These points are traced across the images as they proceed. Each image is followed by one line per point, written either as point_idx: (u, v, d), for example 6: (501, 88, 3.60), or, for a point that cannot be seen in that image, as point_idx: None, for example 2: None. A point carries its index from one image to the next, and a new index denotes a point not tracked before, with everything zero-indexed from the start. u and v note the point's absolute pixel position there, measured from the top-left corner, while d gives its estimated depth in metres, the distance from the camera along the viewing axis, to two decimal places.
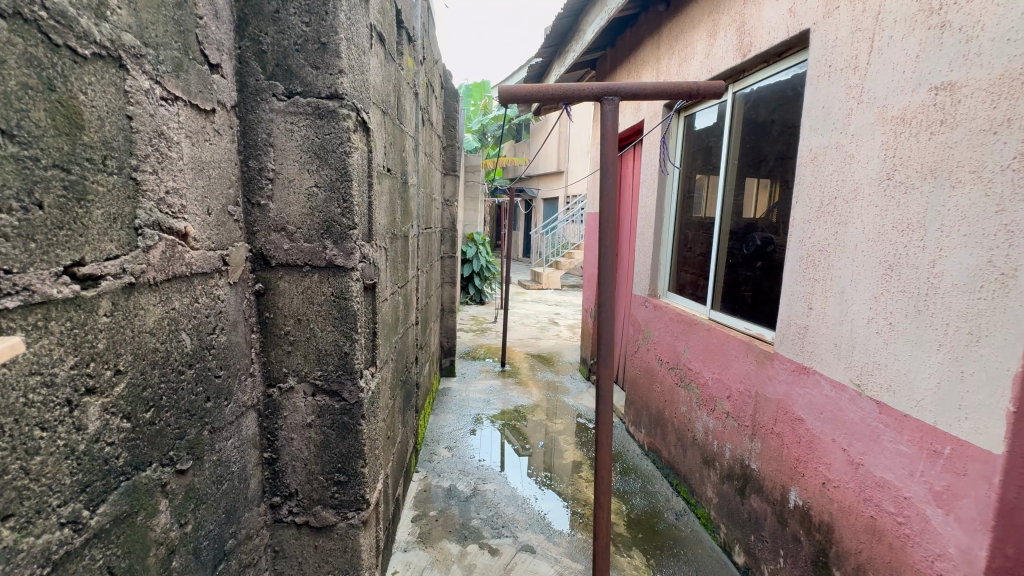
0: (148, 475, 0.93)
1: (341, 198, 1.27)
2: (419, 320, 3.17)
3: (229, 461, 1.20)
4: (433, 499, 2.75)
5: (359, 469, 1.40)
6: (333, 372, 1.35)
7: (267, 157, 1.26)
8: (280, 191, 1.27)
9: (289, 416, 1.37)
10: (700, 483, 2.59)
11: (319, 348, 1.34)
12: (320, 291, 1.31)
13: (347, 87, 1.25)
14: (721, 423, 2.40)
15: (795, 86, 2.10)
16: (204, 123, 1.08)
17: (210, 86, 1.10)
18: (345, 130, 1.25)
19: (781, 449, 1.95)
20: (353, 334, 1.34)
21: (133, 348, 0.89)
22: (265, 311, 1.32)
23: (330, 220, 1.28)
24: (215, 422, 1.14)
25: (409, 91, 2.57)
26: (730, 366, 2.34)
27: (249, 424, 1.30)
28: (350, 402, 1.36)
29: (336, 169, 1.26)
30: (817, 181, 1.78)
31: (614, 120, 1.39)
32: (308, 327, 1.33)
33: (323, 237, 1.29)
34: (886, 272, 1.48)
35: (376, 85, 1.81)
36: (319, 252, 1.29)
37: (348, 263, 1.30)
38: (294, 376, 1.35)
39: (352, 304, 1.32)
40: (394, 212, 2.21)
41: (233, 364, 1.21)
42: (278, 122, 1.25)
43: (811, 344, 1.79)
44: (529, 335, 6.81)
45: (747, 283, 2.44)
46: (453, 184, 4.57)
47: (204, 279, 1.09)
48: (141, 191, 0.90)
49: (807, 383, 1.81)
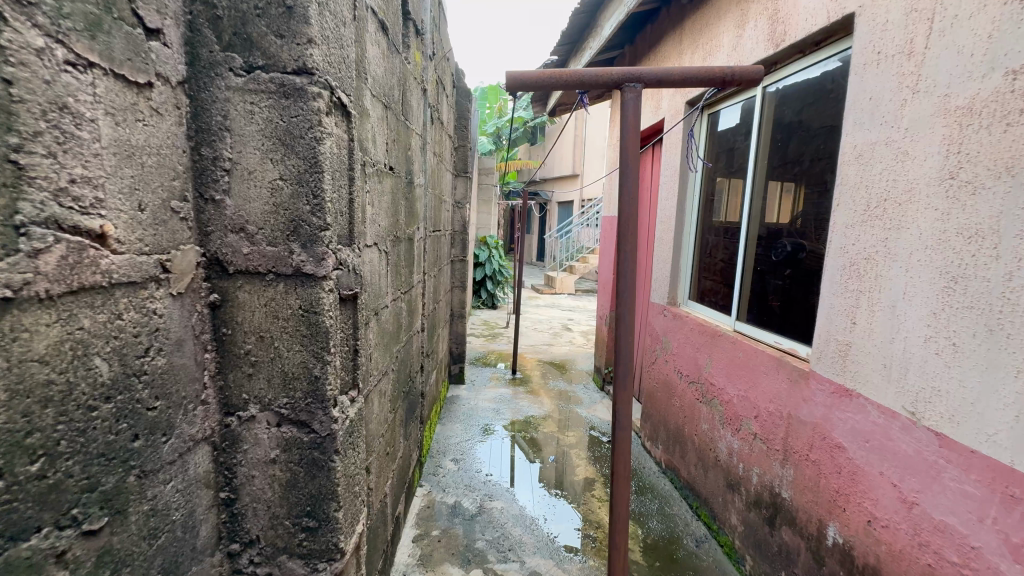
0: (32, 545, 0.66)
1: (308, 192, 1.01)
2: (426, 328, 3.03)
3: (169, 508, 0.91)
4: (436, 517, 2.60)
5: (332, 513, 1.11)
6: (301, 400, 1.07)
7: (222, 145, 0.99)
8: (237, 184, 1.00)
9: (249, 452, 1.08)
10: (724, 508, 2.39)
11: (284, 371, 1.07)
12: (286, 303, 1.05)
13: (319, 59, 1.00)
14: (747, 445, 2.21)
15: (835, 77, 1.91)
16: (134, 99, 0.82)
17: (145, 54, 0.83)
18: (315, 111, 1.00)
19: (817, 479, 1.76)
20: (326, 355, 1.06)
21: (4, 380, 0.62)
22: (221, 327, 1.04)
23: (298, 218, 1.02)
24: (147, 465, 0.85)
25: (417, 86, 2.44)
26: (759, 384, 2.14)
27: (200, 461, 1.01)
28: (321, 435, 1.08)
29: (303, 158, 1.00)
30: (862, 182, 1.59)
31: (636, 110, 1.23)
32: (272, 346, 1.06)
33: (289, 239, 1.02)
34: (947, 285, 1.29)
35: (376, 75, 1.68)
36: (284, 257, 1.02)
37: (318, 270, 1.03)
38: (256, 404, 1.07)
39: (325, 320, 1.05)
40: (396, 213, 2.09)
41: (175, 392, 0.92)
42: (235, 97, 0.98)
43: (855, 364, 1.60)
44: (541, 341, 6.65)
45: (776, 292, 2.25)
46: (464, 186, 4.45)
47: (132, 289, 0.81)
48: (25, 178, 0.64)
49: (850, 408, 1.62)
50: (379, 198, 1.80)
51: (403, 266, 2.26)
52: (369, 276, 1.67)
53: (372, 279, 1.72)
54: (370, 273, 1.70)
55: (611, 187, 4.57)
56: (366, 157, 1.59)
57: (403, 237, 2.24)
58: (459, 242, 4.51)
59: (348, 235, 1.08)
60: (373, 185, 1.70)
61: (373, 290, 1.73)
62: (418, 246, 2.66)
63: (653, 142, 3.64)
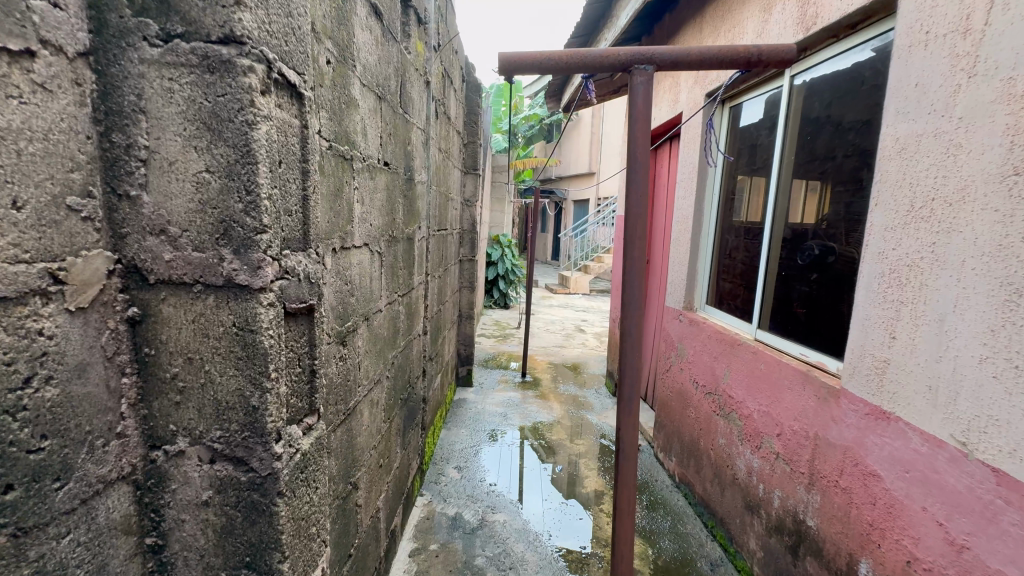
0: None
1: (240, 188, 0.73)
2: (429, 330, 2.92)
3: (65, 568, 0.66)
4: (435, 530, 2.49)
5: (277, 566, 0.82)
6: (236, 435, 0.79)
7: (137, 129, 0.72)
8: (156, 176, 0.73)
9: (178, 493, 0.80)
10: (742, 531, 2.22)
11: (217, 400, 0.78)
12: (217, 320, 0.76)
13: (251, 25, 0.72)
14: (768, 465, 2.04)
15: (873, 63, 1.72)
16: (7, 69, 0.57)
17: (21, 11, 0.58)
18: (244, 90, 0.72)
19: (848, 509, 1.59)
20: (265, 383, 0.77)
21: None
22: (143, 347, 0.77)
23: (228, 219, 0.74)
24: (25, 521, 0.61)
25: (418, 78, 2.33)
26: (781, 399, 1.97)
27: (116, 504, 0.75)
28: (261, 475, 0.79)
29: (233, 145, 0.72)
30: (905, 179, 1.42)
31: (646, 97, 1.08)
32: (206, 371, 0.78)
33: (218, 243, 0.74)
34: (1010, 299, 1.12)
35: (366, 64, 1.56)
36: (212, 265, 0.75)
37: (253, 282, 0.75)
38: (184, 436, 0.79)
39: (265, 342, 0.77)
40: (393, 211, 1.98)
41: (72, 428, 0.67)
42: (150, 73, 0.71)
43: (893, 384, 1.43)
44: (553, 342, 6.51)
45: (801, 299, 2.07)
46: (473, 183, 4.32)
47: (6, 304, 0.58)
48: None
49: (888, 432, 1.45)
50: (371, 196, 1.68)
51: (401, 267, 2.14)
52: (357, 279, 1.56)
53: (361, 283, 1.61)
54: (359, 276, 1.58)
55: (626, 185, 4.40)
56: (353, 150, 1.47)
57: (401, 236, 2.12)
58: (468, 241, 4.40)
59: (311, 237, 0.89)
60: (363, 181, 1.58)
61: (362, 294, 1.61)
62: (420, 246, 2.54)
63: (670, 138, 3.46)
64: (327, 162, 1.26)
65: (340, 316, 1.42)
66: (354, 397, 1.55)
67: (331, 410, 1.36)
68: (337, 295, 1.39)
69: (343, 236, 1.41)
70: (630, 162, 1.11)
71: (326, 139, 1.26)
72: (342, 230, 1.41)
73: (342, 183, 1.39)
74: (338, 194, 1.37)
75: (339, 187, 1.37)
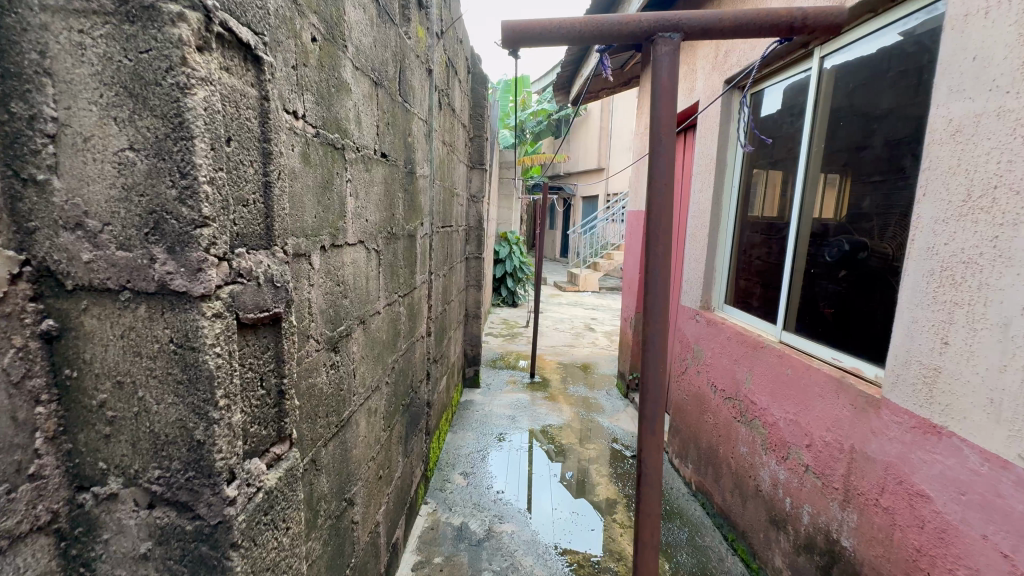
0: None
1: (174, 167, 0.58)
2: (434, 331, 2.80)
3: None
4: (440, 541, 2.37)
5: None
6: (178, 475, 0.63)
7: (43, 96, 0.57)
8: (71, 155, 0.59)
9: (113, 544, 0.65)
10: (766, 546, 2.08)
11: (155, 433, 0.63)
12: (151, 335, 0.61)
13: None
14: (796, 478, 1.89)
15: (915, 39, 1.56)
16: None
17: None
18: (173, 41, 0.56)
19: (891, 532, 1.44)
20: (210, 411, 0.61)
21: None
22: (65, 367, 0.62)
23: (160, 207, 0.58)
24: None
25: (419, 66, 2.20)
26: (812, 407, 1.82)
27: (32, 560, 0.61)
28: (210, 523, 0.63)
29: (162, 115, 0.57)
30: (961, 165, 1.26)
31: (672, 69, 0.95)
32: (140, 399, 0.63)
33: (148, 238, 0.59)
34: None
35: (358, 45, 1.43)
36: (141, 267, 0.59)
37: (192, 289, 0.59)
38: (116, 476, 0.64)
39: (209, 362, 0.61)
40: (392, 206, 1.85)
41: None
42: (57, 25, 0.57)
43: (947, 394, 1.27)
44: (562, 341, 6.37)
45: (830, 299, 1.94)
46: (479, 179, 4.20)
47: None
48: None
49: (938, 448, 1.29)
50: (366, 189, 1.56)
51: (401, 265, 2.02)
52: (350, 280, 1.44)
53: (356, 283, 1.49)
54: (353, 276, 1.46)
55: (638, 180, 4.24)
56: (344, 139, 1.35)
57: (401, 232, 2.00)
58: (475, 238, 4.28)
59: (276, 232, 0.73)
60: (356, 173, 1.46)
61: (357, 295, 1.50)
62: (423, 244, 2.43)
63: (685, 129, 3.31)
64: (310, 150, 1.13)
65: (331, 319, 1.30)
66: (347, 408, 1.43)
67: (320, 423, 1.24)
68: (326, 297, 1.26)
69: (332, 233, 1.29)
70: (651, 144, 0.97)
71: (312, 125, 1.14)
72: (332, 225, 1.29)
73: (331, 175, 1.27)
74: (327, 186, 1.25)
75: (327, 180, 1.25)
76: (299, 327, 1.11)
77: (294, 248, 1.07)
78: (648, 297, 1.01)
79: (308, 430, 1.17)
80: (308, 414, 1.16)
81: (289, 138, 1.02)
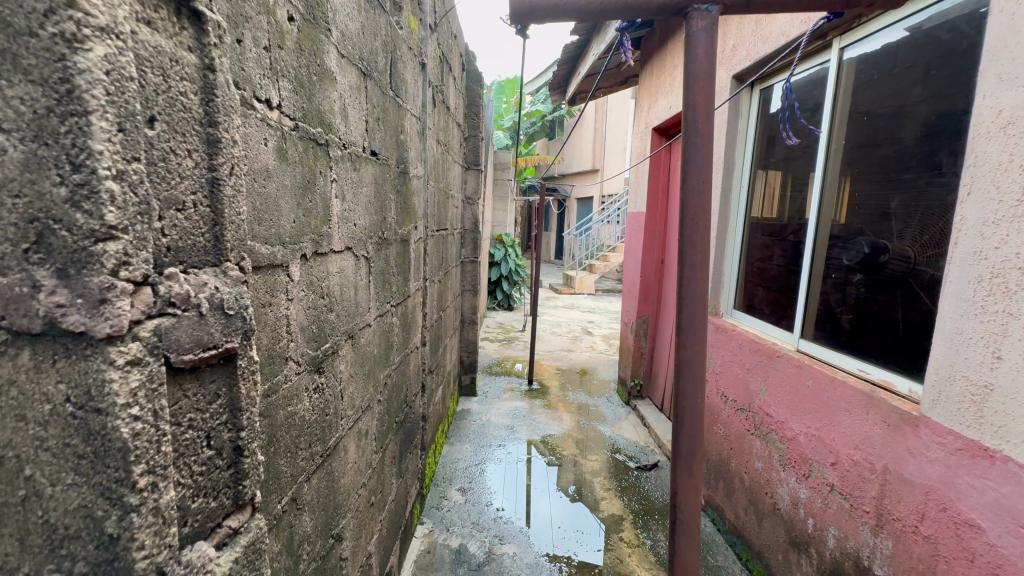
0: None
1: (64, 154, 0.44)
2: (429, 341, 2.66)
3: None
4: (437, 566, 2.22)
5: None
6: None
7: None
8: None
9: None
10: (785, 569, 1.96)
11: (49, 525, 0.48)
12: (43, 393, 0.46)
13: None
14: (820, 498, 1.77)
15: (952, 27, 1.44)
16: None
17: None
18: None
19: (933, 564, 1.31)
20: (129, 494, 0.46)
21: None
22: None
23: (47, 209, 0.44)
24: None
25: (412, 58, 2.06)
26: (837, 422, 1.70)
27: None
28: None
29: (43, 82, 0.43)
30: (1013, 160, 1.14)
31: (710, 48, 0.83)
32: (30, 478, 0.47)
33: (33, 252, 0.45)
34: None
35: (345, 31, 1.29)
36: (21, 295, 0.45)
37: (97, 321, 0.45)
38: None
39: (122, 433, 0.46)
40: (383, 208, 1.71)
41: None
42: None
43: (998, 413, 1.15)
44: (559, 346, 6.23)
45: (850, 306, 1.84)
46: (475, 180, 4.06)
47: None
48: None
49: (990, 474, 1.17)
50: (355, 190, 1.42)
51: (394, 272, 1.88)
52: (336, 291, 1.29)
53: (343, 294, 1.34)
54: (340, 286, 1.32)
55: (638, 181, 4.12)
56: (329, 134, 1.21)
57: (394, 237, 1.85)
58: (470, 241, 4.13)
59: (224, 238, 0.60)
60: (343, 172, 1.31)
61: (344, 307, 1.35)
62: (417, 249, 2.28)
63: None
64: (287, 145, 0.99)
65: (315, 336, 1.15)
66: (334, 434, 1.29)
67: (302, 457, 1.09)
68: (308, 312, 1.12)
69: (315, 239, 1.14)
70: (684, 135, 0.85)
71: (289, 116, 1.00)
72: (315, 231, 1.15)
73: (314, 174, 1.13)
74: (309, 186, 1.11)
75: (309, 180, 1.11)
76: (276, 349, 0.97)
77: (269, 258, 0.92)
78: (682, 314, 0.88)
79: (287, 466, 1.02)
80: (286, 448, 1.02)
81: (260, 130, 0.88)
